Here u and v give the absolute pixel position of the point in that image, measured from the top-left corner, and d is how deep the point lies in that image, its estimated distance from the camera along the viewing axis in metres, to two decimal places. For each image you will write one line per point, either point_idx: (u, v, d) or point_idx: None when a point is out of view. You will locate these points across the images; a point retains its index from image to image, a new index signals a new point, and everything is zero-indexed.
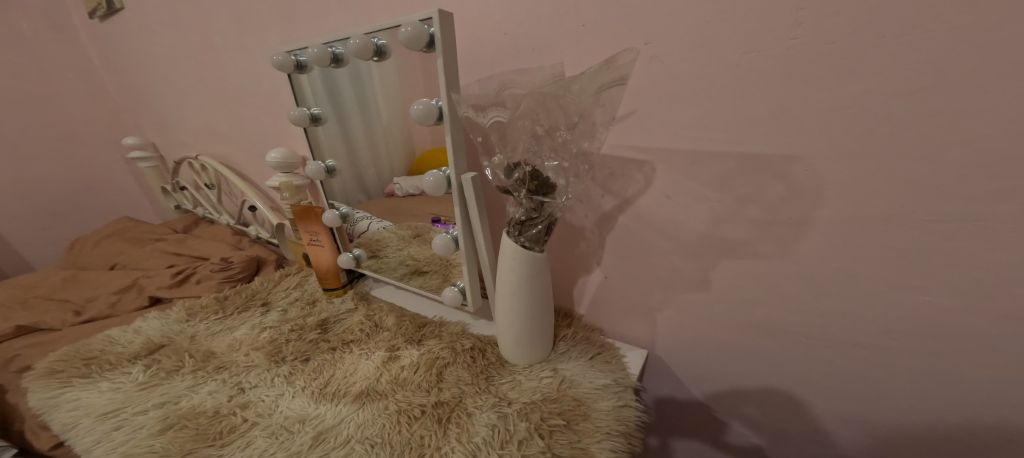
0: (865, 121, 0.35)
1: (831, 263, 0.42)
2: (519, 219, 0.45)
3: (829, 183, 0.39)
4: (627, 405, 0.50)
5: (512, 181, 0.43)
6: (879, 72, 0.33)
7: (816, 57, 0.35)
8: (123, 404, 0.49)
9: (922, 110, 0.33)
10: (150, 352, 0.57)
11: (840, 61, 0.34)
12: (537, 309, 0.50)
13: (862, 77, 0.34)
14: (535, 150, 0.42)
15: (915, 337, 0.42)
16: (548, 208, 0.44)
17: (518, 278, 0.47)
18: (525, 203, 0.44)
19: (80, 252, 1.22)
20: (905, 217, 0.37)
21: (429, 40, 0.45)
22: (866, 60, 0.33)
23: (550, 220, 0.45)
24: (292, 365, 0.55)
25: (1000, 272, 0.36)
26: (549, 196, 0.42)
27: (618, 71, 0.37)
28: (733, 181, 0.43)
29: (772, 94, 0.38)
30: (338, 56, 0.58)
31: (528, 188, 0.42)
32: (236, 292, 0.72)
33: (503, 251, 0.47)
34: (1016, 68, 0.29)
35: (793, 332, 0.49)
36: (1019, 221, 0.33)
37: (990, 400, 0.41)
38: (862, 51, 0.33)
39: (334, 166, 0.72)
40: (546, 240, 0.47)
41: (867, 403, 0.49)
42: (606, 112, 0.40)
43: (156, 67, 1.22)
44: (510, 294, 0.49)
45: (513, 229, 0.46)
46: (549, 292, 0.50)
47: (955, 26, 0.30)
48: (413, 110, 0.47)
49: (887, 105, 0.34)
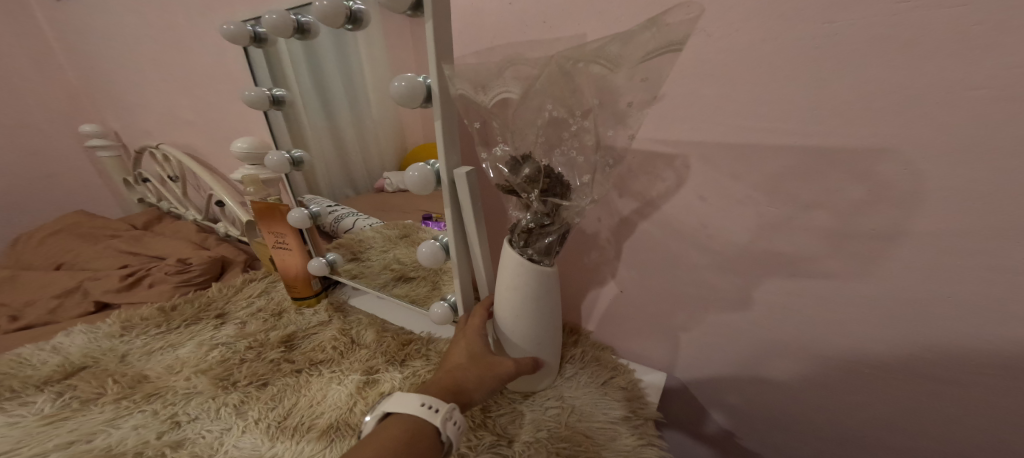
0: (983, 107, 0.28)
1: (905, 280, 0.36)
2: (526, 226, 0.37)
3: (918, 188, 0.32)
4: (650, 444, 0.42)
5: (519, 179, 0.35)
6: (1017, 40, 0.26)
7: (928, 28, 0.28)
8: (16, 444, 0.39)
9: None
10: (66, 376, 0.47)
11: (966, 28, 0.27)
12: (546, 328, 0.42)
13: (991, 46, 0.27)
14: (549, 140, 0.36)
15: (1002, 371, 0.36)
16: (564, 213, 0.36)
17: (523, 294, 0.39)
18: (534, 209, 0.36)
19: (23, 249, 1.09)
20: (1013, 230, 0.30)
21: (416, 1, 0.36)
22: (999, 26, 0.26)
23: (563, 229, 0.37)
24: (244, 393, 0.45)
25: None
26: (565, 198, 0.35)
27: (667, 34, 0.30)
28: (792, 180, 0.36)
29: (856, 74, 0.31)
30: (303, 25, 0.49)
31: (541, 187, 0.35)
32: (186, 301, 0.61)
33: (505, 261, 0.39)
34: None
35: (841, 358, 0.42)
36: None
37: None
38: (995, 18, 0.26)
39: (301, 157, 0.60)
40: (557, 252, 0.39)
41: (922, 440, 0.43)
42: (645, 90, 0.33)
43: (115, 45, 1.09)
44: (513, 314, 0.40)
45: (517, 239, 0.38)
46: (557, 310, 0.42)
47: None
48: (393, 88, 0.38)
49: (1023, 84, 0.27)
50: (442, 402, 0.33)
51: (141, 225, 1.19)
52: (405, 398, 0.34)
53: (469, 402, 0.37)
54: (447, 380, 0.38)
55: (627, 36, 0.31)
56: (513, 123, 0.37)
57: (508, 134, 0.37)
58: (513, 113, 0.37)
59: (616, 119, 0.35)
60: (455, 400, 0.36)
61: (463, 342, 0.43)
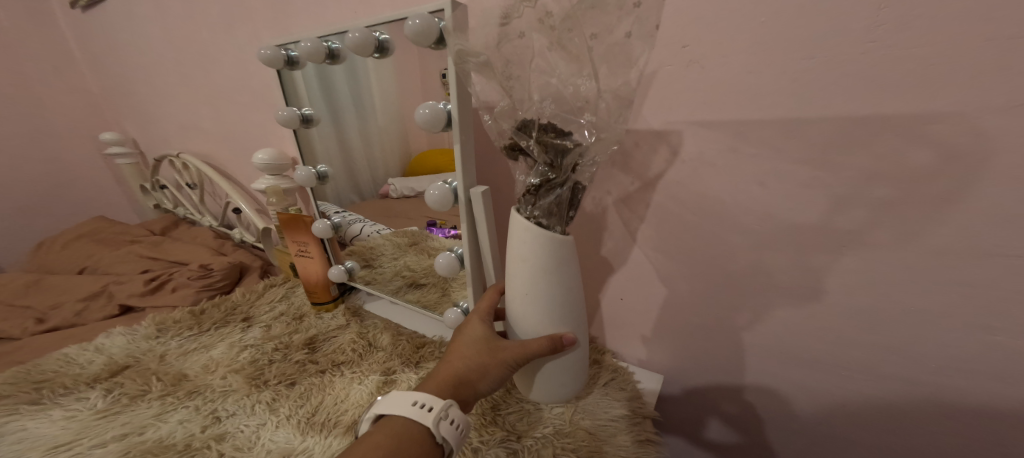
0: (933, 138, 0.34)
1: (871, 286, 0.41)
2: (533, 184, 0.38)
3: (880, 208, 0.38)
4: (646, 440, 0.46)
5: (520, 134, 0.38)
6: (954, 85, 0.32)
7: (885, 69, 0.33)
8: (77, 435, 0.42)
9: (1005, 127, 0.31)
10: (112, 374, 0.51)
11: (916, 70, 0.32)
12: (561, 309, 0.41)
13: (938, 84, 0.32)
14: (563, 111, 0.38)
15: (958, 369, 0.41)
16: (568, 162, 0.37)
17: (533, 266, 0.39)
18: (539, 161, 0.38)
19: (46, 253, 1.14)
20: (957, 244, 0.36)
21: (439, 35, 0.41)
22: (943, 70, 0.32)
23: (569, 179, 0.38)
24: (275, 391, 0.49)
25: None
26: (568, 144, 0.37)
27: None
28: (774, 195, 0.42)
29: (828, 106, 0.36)
30: (334, 51, 0.53)
31: (541, 139, 0.37)
32: (214, 305, 0.66)
33: (513, 234, 0.40)
34: None
35: (821, 357, 0.48)
36: None
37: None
38: (936, 65, 0.32)
39: (326, 171, 0.66)
40: (567, 210, 0.39)
41: (894, 433, 0.47)
42: (638, 22, 0.34)
43: (139, 58, 1.15)
44: (523, 290, 0.41)
45: (524, 202, 0.40)
46: (573, 287, 0.41)
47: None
48: (418, 115, 0.42)
49: (963, 120, 0.32)
50: (438, 401, 0.37)
51: (158, 230, 1.23)
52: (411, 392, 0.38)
53: (473, 391, 0.41)
54: (449, 376, 0.41)
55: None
56: (510, 63, 0.38)
57: (504, 71, 0.38)
58: (498, 43, 0.37)
59: (614, 68, 0.36)
60: (457, 391, 0.40)
61: (468, 328, 0.45)
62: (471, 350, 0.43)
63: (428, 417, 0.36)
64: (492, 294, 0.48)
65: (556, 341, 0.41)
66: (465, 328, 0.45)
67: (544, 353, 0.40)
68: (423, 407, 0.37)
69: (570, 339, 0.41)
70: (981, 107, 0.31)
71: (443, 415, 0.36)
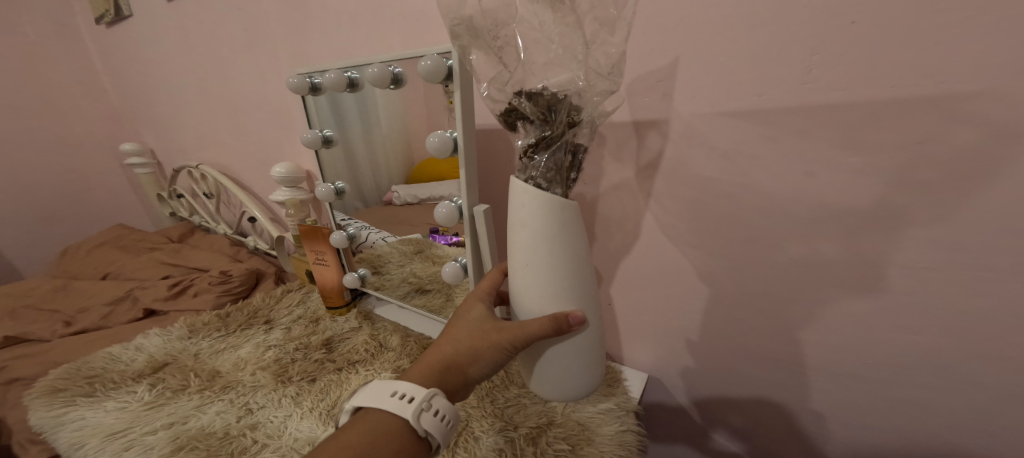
0: (862, 169, 0.39)
1: (822, 297, 0.46)
2: (529, 144, 0.39)
3: (826, 228, 0.43)
4: (629, 430, 0.52)
5: (517, 97, 0.39)
6: (876, 123, 0.37)
7: (822, 108, 0.38)
8: (130, 424, 0.48)
9: (923, 161, 0.36)
10: (154, 370, 0.57)
11: (845, 108, 0.37)
12: (565, 281, 0.38)
13: (863, 123, 0.37)
14: (557, 67, 0.39)
15: (902, 373, 0.45)
16: (561, 118, 0.38)
17: (532, 230, 0.38)
18: (533, 120, 0.39)
19: (72, 259, 1.21)
20: (893, 261, 0.41)
21: (448, 73, 0.47)
22: (870, 109, 0.36)
23: (564, 135, 0.38)
24: (298, 386, 0.55)
25: (974, 316, 0.39)
26: (560, 102, 0.38)
27: None
28: (737, 214, 0.47)
29: (778, 137, 0.41)
30: (354, 80, 0.59)
31: (535, 100, 0.38)
32: (238, 309, 0.72)
33: (513, 201, 0.39)
34: (997, 135, 0.33)
35: (787, 362, 0.52)
36: (987, 271, 0.37)
37: (965, 433, 0.45)
38: (864, 104, 0.37)
39: (343, 187, 0.72)
40: (563, 169, 0.39)
41: (854, 431, 0.52)
42: None
43: (162, 75, 1.22)
44: (523, 261, 0.39)
45: (522, 166, 0.40)
46: (577, 258, 0.39)
47: (969, 89, 0.32)
48: (428, 142, 0.48)
49: (888, 153, 0.37)
50: (419, 393, 0.37)
51: (176, 237, 1.29)
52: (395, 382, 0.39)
53: (463, 375, 0.41)
54: (437, 360, 0.42)
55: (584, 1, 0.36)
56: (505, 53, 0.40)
57: (491, 34, 0.40)
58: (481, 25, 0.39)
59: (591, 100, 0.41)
60: (444, 374, 0.41)
61: (464, 309, 0.46)
62: (464, 333, 0.43)
63: (408, 409, 0.36)
64: (495, 275, 0.49)
65: (560, 322, 0.38)
66: (463, 309, 0.46)
67: (546, 333, 0.37)
68: (406, 398, 0.37)
69: (576, 318, 0.38)
70: (903, 145, 0.36)
71: (424, 406, 0.37)
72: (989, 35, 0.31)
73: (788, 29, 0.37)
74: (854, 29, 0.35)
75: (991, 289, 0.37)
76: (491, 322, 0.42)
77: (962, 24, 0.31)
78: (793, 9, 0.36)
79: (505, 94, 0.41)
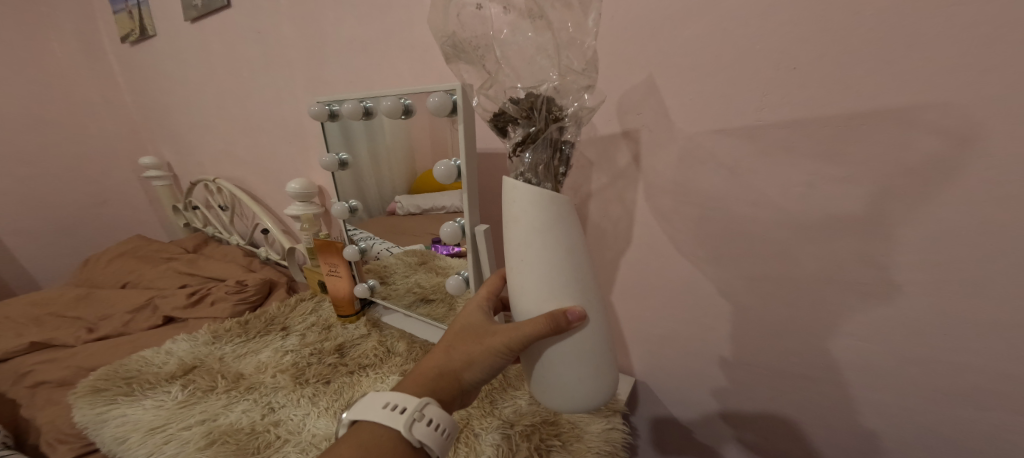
0: (803, 196, 0.46)
1: (779, 304, 0.53)
2: (518, 140, 0.45)
3: (777, 245, 0.50)
4: (615, 428, 0.57)
5: (507, 102, 0.44)
6: (812, 159, 0.44)
7: (769, 144, 0.46)
8: (168, 420, 0.54)
9: (849, 190, 0.43)
10: (185, 372, 0.63)
11: (786, 144, 0.45)
12: (558, 276, 0.43)
13: (802, 158, 0.45)
14: (536, 75, 0.44)
15: (847, 370, 0.52)
16: (545, 117, 0.43)
17: (524, 224, 0.42)
18: (519, 120, 0.44)
19: (92, 268, 1.27)
20: (833, 273, 0.48)
21: (452, 107, 0.53)
22: (807, 146, 0.44)
23: (547, 132, 0.43)
24: (315, 387, 0.60)
25: (900, 320, 0.46)
26: (542, 105, 0.43)
27: None
28: (705, 232, 0.54)
29: (736, 168, 0.49)
30: (368, 109, 0.66)
31: (523, 103, 0.43)
32: (256, 316, 0.78)
33: (510, 199, 0.44)
34: (902, 170, 0.40)
35: (754, 362, 0.59)
36: (907, 282, 0.44)
37: (898, 422, 0.52)
38: (802, 141, 0.44)
39: (356, 205, 0.78)
40: (548, 164, 0.44)
41: (811, 423, 0.59)
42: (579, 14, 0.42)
43: (181, 93, 1.29)
44: (519, 256, 0.44)
45: (515, 164, 0.45)
46: (570, 251, 0.43)
47: (877, 134, 0.40)
48: (436, 170, 0.54)
49: (823, 184, 0.44)
50: (410, 404, 0.40)
51: (191, 248, 1.36)
52: (389, 395, 0.42)
53: (456, 379, 0.46)
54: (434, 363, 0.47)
55: (569, 53, 0.43)
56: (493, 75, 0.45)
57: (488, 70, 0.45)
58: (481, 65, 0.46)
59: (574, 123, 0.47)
60: (439, 377, 0.46)
61: (464, 315, 0.51)
62: (461, 338, 0.48)
63: (401, 421, 0.40)
64: (495, 281, 0.55)
65: (556, 320, 0.41)
66: (463, 313, 0.52)
67: (536, 334, 0.42)
68: (398, 410, 0.41)
69: (573, 314, 0.42)
70: (834, 177, 0.44)
71: (415, 416, 0.40)
72: (888, 91, 0.38)
73: (740, 78, 0.45)
74: (791, 78, 0.42)
75: (910, 297, 0.45)
76: (489, 329, 0.47)
77: (872, 82, 0.39)
78: (740, 62, 0.44)
79: (493, 97, 0.45)
